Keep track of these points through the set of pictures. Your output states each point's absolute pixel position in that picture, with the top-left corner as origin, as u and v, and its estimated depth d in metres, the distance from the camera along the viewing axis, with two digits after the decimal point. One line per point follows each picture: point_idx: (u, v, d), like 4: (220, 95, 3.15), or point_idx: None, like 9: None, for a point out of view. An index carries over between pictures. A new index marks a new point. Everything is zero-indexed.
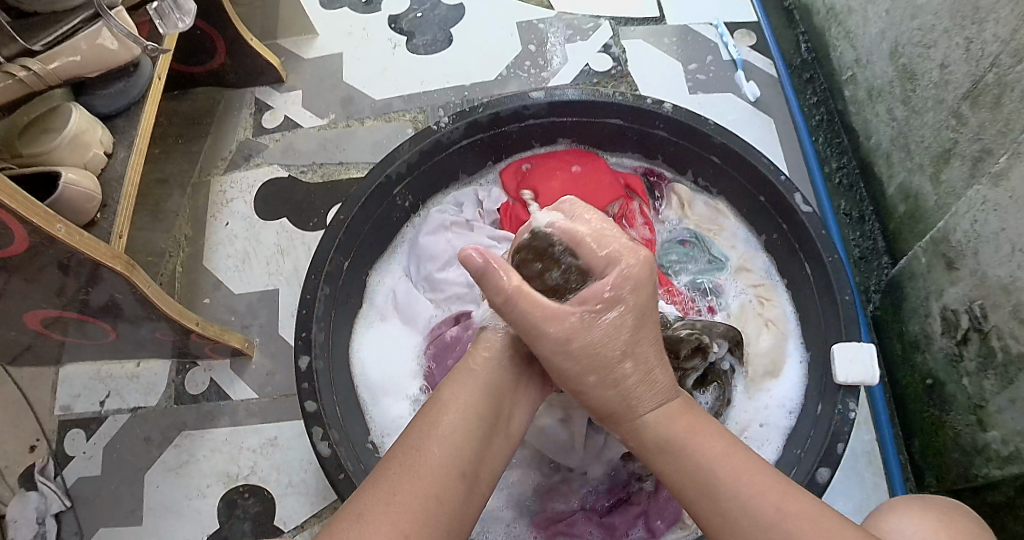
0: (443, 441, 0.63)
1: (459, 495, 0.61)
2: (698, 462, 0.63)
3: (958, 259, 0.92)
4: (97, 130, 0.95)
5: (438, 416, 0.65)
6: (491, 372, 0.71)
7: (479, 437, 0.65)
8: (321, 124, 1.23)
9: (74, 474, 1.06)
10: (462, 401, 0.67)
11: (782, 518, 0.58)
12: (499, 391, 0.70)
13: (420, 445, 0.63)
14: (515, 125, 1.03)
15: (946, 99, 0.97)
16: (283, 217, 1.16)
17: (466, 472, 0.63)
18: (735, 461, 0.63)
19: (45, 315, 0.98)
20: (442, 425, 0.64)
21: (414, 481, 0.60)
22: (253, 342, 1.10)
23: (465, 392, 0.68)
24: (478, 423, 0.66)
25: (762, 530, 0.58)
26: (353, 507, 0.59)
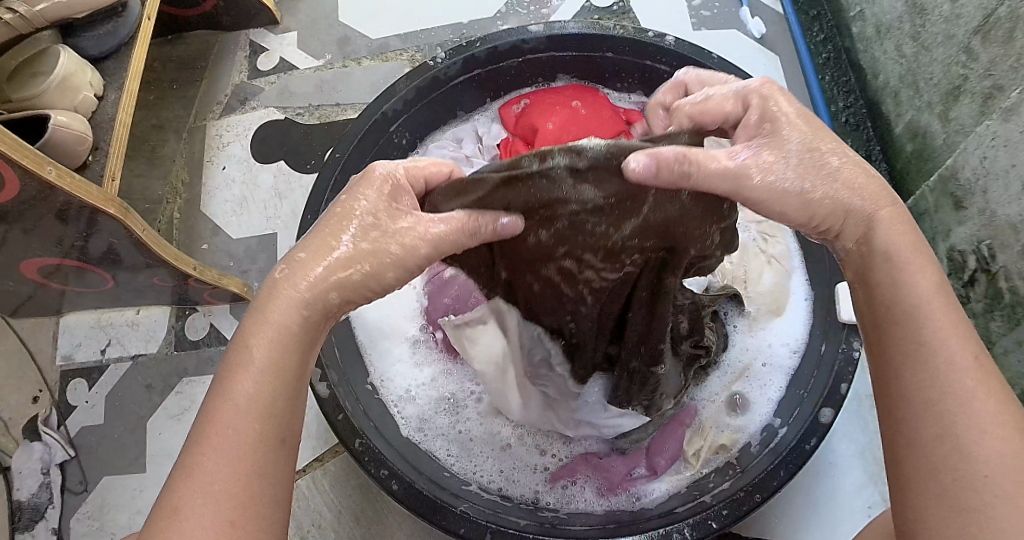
0: (243, 410, 0.53)
1: (272, 464, 0.53)
2: (916, 295, 0.55)
3: (967, 198, 0.90)
4: (85, 71, 0.93)
5: (237, 378, 0.54)
6: (298, 318, 0.57)
7: (286, 396, 0.55)
8: (317, 65, 1.18)
9: (77, 424, 1.06)
10: (266, 353, 0.55)
11: (976, 388, 0.51)
12: (307, 341, 0.58)
13: (219, 411, 0.53)
14: (514, 61, 1.00)
15: (957, 35, 0.94)
16: (280, 159, 1.14)
17: (287, 436, 0.54)
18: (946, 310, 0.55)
19: (43, 265, 0.97)
20: (238, 395, 0.53)
21: (230, 461, 0.51)
22: (252, 286, 1.09)
23: (276, 349, 0.56)
24: (284, 380, 0.55)
25: (945, 385, 0.52)
26: (172, 494, 0.51)
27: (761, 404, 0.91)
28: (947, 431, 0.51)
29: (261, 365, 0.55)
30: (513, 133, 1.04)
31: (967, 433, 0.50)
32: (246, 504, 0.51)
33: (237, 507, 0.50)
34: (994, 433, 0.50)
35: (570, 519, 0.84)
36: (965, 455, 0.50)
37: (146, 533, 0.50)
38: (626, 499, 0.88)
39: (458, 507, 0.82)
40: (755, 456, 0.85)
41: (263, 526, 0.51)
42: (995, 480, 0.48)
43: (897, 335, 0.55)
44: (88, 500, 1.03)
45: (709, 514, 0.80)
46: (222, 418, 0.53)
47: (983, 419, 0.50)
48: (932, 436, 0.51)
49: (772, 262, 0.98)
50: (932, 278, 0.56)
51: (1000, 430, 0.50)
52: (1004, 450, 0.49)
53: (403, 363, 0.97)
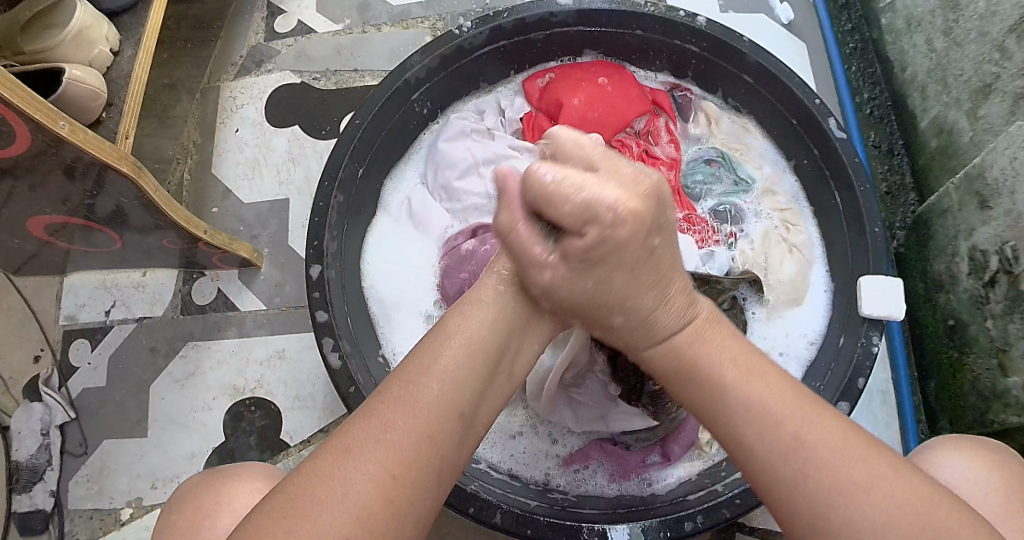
0: (442, 377, 0.54)
1: (454, 439, 0.53)
2: (716, 373, 0.55)
3: (992, 198, 0.89)
4: (102, 25, 0.90)
5: (440, 348, 0.55)
6: (499, 317, 0.59)
7: (482, 380, 0.56)
8: (335, 29, 1.15)
9: (78, 385, 1.04)
10: (467, 332, 0.57)
11: (802, 428, 0.52)
12: (508, 333, 0.59)
13: (417, 372, 0.54)
14: (540, 34, 0.98)
15: (993, 32, 0.92)
16: (295, 124, 1.11)
17: (467, 415, 0.54)
18: (748, 368, 0.55)
19: (50, 222, 0.94)
20: (441, 362, 0.54)
21: (415, 413, 0.52)
22: (262, 253, 1.07)
23: (475, 330, 0.57)
24: (479, 368, 0.55)
25: (783, 433, 0.52)
26: (346, 435, 0.52)
27: None
28: (801, 478, 0.51)
29: (463, 343, 0.56)
30: (536, 106, 1.03)
31: (827, 468, 0.50)
32: (415, 463, 0.50)
33: (405, 462, 0.50)
34: (845, 459, 0.51)
35: (580, 502, 0.84)
36: (829, 491, 0.50)
37: (312, 468, 0.50)
38: (637, 485, 0.87)
39: (469, 485, 0.81)
40: None
41: (421, 492, 0.50)
42: (860, 511, 0.49)
43: (712, 401, 0.55)
44: (89, 463, 1.02)
45: (721, 502, 0.79)
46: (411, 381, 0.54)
47: (835, 449, 0.51)
48: (799, 477, 0.51)
49: (801, 252, 0.96)
50: (738, 369, 0.55)
51: (852, 457, 0.51)
52: (840, 463, 0.50)
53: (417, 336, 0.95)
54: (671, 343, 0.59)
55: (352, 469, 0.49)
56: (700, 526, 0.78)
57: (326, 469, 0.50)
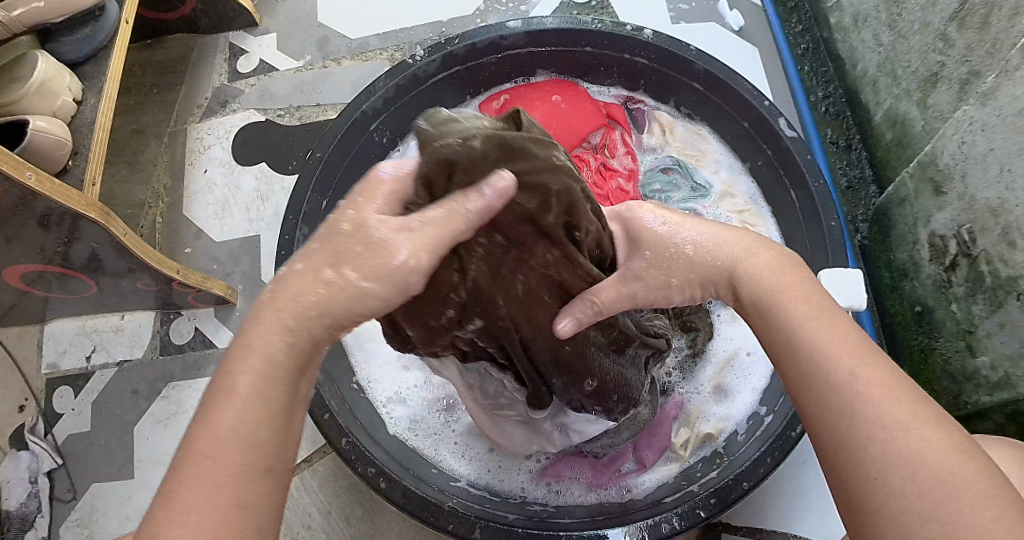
0: (226, 441, 0.48)
1: (264, 495, 0.48)
2: (790, 313, 0.56)
3: (946, 183, 0.90)
4: (64, 76, 0.92)
5: (223, 403, 0.49)
6: (290, 348, 0.52)
7: (277, 423, 0.50)
8: (297, 66, 1.18)
9: (63, 432, 1.05)
10: (248, 380, 0.49)
11: (856, 381, 0.50)
12: (298, 366, 0.52)
13: (195, 443, 0.48)
14: (493, 57, 1.00)
15: (933, 22, 0.94)
16: (263, 161, 1.13)
17: (273, 467, 0.49)
18: (826, 325, 0.54)
19: (26, 272, 0.96)
20: (220, 424, 0.48)
21: (210, 491, 0.46)
22: (236, 288, 1.08)
23: (252, 375, 0.50)
24: (273, 411, 0.50)
25: (841, 390, 0.51)
26: (151, 525, 0.46)
27: (746, 393, 0.92)
28: (841, 442, 0.49)
29: (242, 392, 0.49)
30: None
31: (860, 435, 0.49)
32: (232, 536, 0.46)
33: None
34: (885, 423, 0.48)
35: (559, 512, 0.84)
36: (861, 456, 0.48)
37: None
38: (616, 493, 0.88)
39: (447, 502, 0.81)
40: (742, 446, 0.85)
41: None
42: (888, 480, 0.47)
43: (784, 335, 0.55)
44: (77, 508, 1.02)
45: (697, 503, 0.79)
46: (208, 443, 0.48)
47: (882, 414, 0.49)
48: (836, 431, 0.50)
49: None
50: (807, 302, 0.56)
51: (899, 427, 0.48)
52: (886, 406, 0.49)
53: (391, 362, 0.96)
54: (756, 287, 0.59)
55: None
56: (676, 529, 0.78)
57: None
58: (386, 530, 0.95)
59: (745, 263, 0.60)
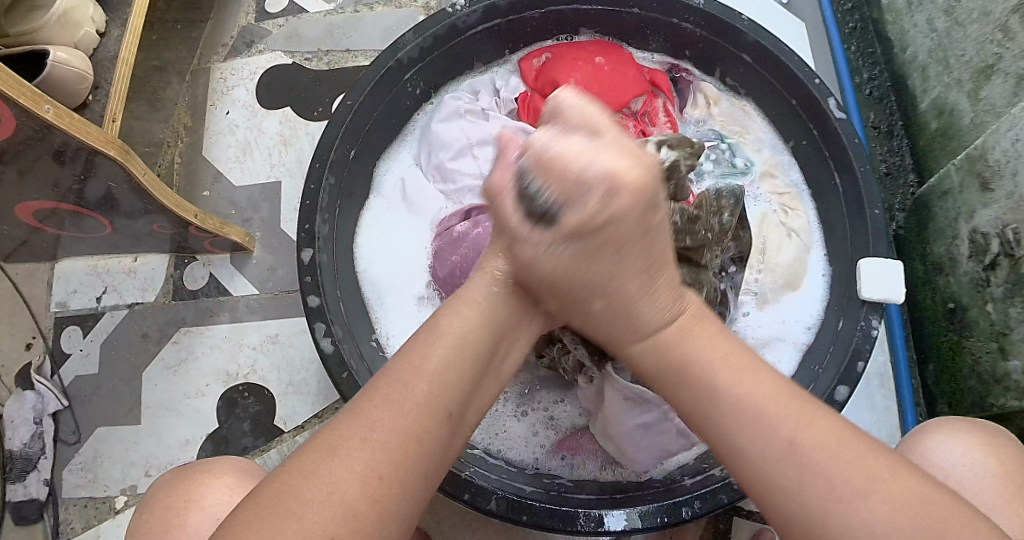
0: (431, 377, 0.52)
1: (442, 438, 0.51)
2: (700, 366, 0.53)
3: (994, 180, 0.87)
4: (88, 6, 0.87)
5: (429, 345, 0.53)
6: (495, 311, 0.57)
7: (471, 380, 0.54)
8: (327, 9, 1.13)
9: (71, 372, 1.03)
10: (455, 338, 0.54)
11: (780, 428, 0.50)
12: (502, 327, 0.57)
13: (405, 371, 0.52)
14: (535, 12, 0.96)
15: (996, 11, 0.90)
16: (287, 105, 1.09)
17: (453, 414, 0.52)
18: (755, 383, 0.52)
19: (39, 207, 0.92)
20: (430, 360, 0.53)
21: (399, 411, 0.50)
22: (254, 236, 1.06)
23: (467, 323, 0.55)
24: (469, 362, 0.54)
25: (762, 433, 0.50)
26: (328, 436, 0.50)
27: None
28: (790, 492, 0.49)
29: (446, 341, 0.54)
30: (532, 87, 1.00)
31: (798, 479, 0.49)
32: (403, 460, 0.49)
33: (390, 461, 0.49)
34: (847, 483, 0.48)
35: (576, 487, 0.83)
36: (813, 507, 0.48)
37: (295, 472, 0.49)
38: (633, 471, 0.87)
39: (465, 471, 0.80)
40: None
41: (410, 487, 0.50)
42: (846, 516, 0.47)
43: (697, 392, 0.52)
44: (82, 450, 1.00)
45: (720, 487, 0.78)
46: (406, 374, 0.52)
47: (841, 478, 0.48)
48: (768, 456, 0.50)
49: (804, 243, 0.95)
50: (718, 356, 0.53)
51: (847, 472, 0.48)
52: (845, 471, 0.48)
53: (410, 319, 0.93)
54: (657, 340, 0.55)
55: (341, 467, 0.48)
56: (696, 513, 0.78)
57: (314, 475, 0.49)
58: None
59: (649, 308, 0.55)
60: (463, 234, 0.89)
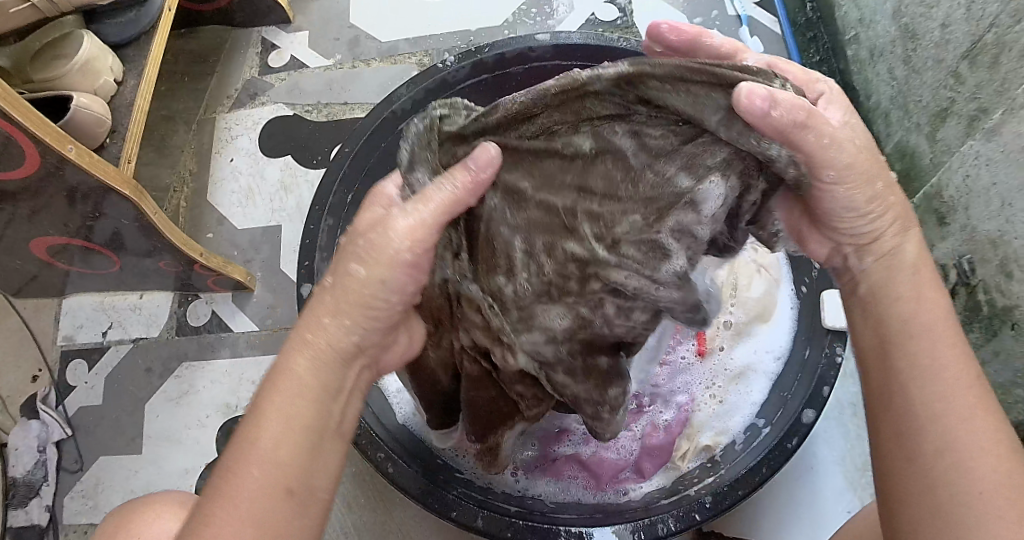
0: (258, 461, 0.52)
1: (288, 516, 0.52)
2: (918, 315, 0.57)
3: (950, 215, 0.93)
4: (106, 56, 0.92)
5: (259, 425, 0.54)
6: (316, 371, 0.56)
7: (305, 449, 0.54)
8: (327, 65, 1.21)
9: (75, 403, 1.05)
10: (283, 402, 0.54)
11: (960, 373, 0.54)
12: (327, 395, 0.56)
13: (235, 459, 0.53)
14: (518, 69, 1.03)
15: (946, 60, 0.95)
16: (288, 154, 1.16)
17: (294, 489, 0.53)
18: (945, 342, 0.55)
19: (52, 242, 0.97)
20: (259, 441, 0.53)
21: (233, 507, 0.51)
22: (255, 276, 1.10)
23: (293, 397, 0.55)
24: (303, 433, 0.54)
25: (947, 394, 0.53)
26: (185, 533, 0.52)
27: (744, 410, 0.93)
28: (945, 446, 0.52)
29: (281, 415, 0.54)
30: None
31: (952, 428, 0.52)
32: None
33: None
34: (977, 450, 0.51)
35: (557, 509, 0.86)
36: (962, 470, 0.51)
37: None
38: (613, 495, 0.90)
39: (449, 491, 0.83)
40: (737, 455, 0.87)
41: None
42: (974, 490, 0.50)
43: (908, 344, 0.56)
44: (84, 479, 1.02)
45: (692, 506, 0.82)
46: (243, 461, 0.53)
47: (973, 442, 0.52)
48: (923, 436, 0.53)
49: (763, 270, 0.99)
50: (935, 309, 0.57)
51: (989, 446, 0.52)
52: (985, 453, 0.51)
53: None
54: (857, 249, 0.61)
55: None
56: (671, 530, 0.80)
57: None
58: (387, 515, 0.97)
59: (903, 254, 0.60)
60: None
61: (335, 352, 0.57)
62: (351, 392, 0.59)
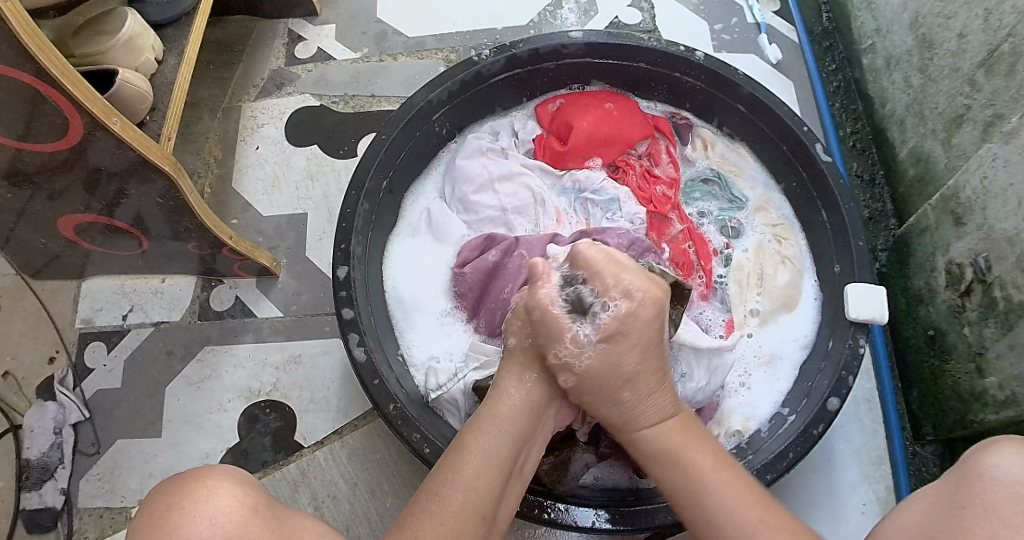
0: (464, 487, 0.64)
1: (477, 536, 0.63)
2: (689, 464, 0.69)
3: (966, 215, 0.97)
4: (149, 35, 0.92)
5: (463, 456, 0.67)
6: (512, 423, 0.71)
7: (500, 482, 0.66)
8: (354, 57, 1.23)
9: (93, 385, 1.04)
10: (486, 444, 0.68)
11: (742, 504, 0.64)
12: (515, 445, 0.69)
13: (444, 489, 0.64)
14: (552, 64, 1.05)
15: (963, 68, 1.01)
16: (314, 144, 1.17)
17: (488, 514, 0.64)
18: (728, 475, 0.67)
19: (81, 221, 0.96)
20: (464, 472, 0.65)
21: (435, 520, 0.62)
22: (280, 262, 1.10)
23: (489, 445, 0.68)
24: (499, 471, 0.67)
25: (719, 505, 0.65)
26: (399, 525, 0.63)
27: (770, 397, 0.95)
28: (731, 524, 0.63)
29: (486, 448, 0.67)
30: (547, 129, 1.08)
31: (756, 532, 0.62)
32: None
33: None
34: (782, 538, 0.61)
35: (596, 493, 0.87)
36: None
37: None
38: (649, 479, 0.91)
39: None
40: (766, 440, 0.89)
41: None
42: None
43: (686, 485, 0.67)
44: (100, 462, 1.01)
45: None
46: (445, 484, 0.64)
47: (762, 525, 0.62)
48: (724, 522, 0.64)
49: (789, 262, 1.02)
50: (714, 459, 0.69)
51: (757, 509, 0.64)
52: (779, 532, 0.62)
53: (432, 332, 0.97)
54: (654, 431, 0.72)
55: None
56: None
57: None
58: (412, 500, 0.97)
59: (647, 432, 0.72)
60: (497, 264, 0.94)
61: (524, 408, 0.72)
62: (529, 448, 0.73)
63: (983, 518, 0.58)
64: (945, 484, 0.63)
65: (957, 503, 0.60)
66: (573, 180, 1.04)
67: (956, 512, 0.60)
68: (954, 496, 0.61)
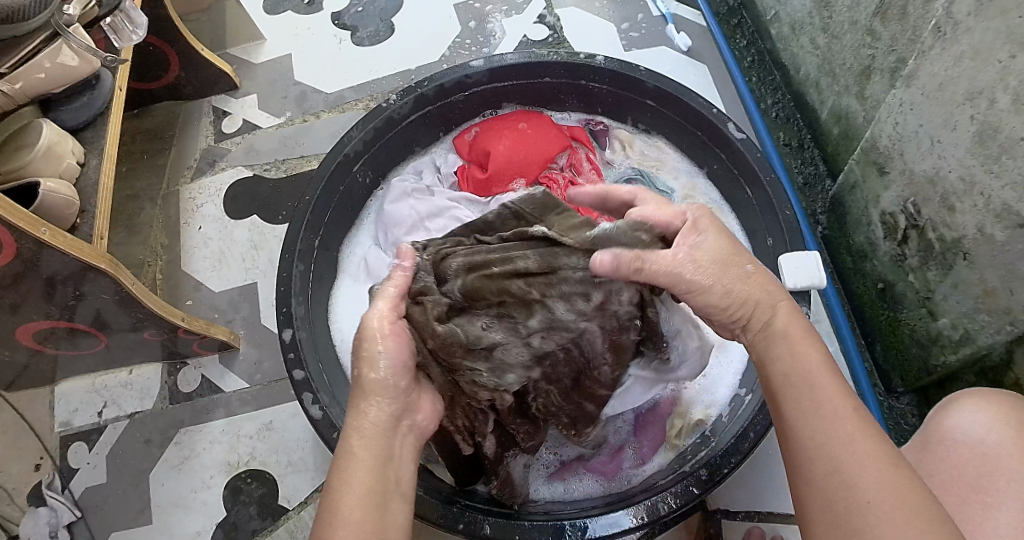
0: (347, 524, 0.59)
1: None
2: (797, 360, 0.64)
3: (888, 163, 0.97)
4: (67, 141, 0.96)
5: (339, 494, 0.61)
6: (372, 445, 0.65)
7: (379, 505, 0.61)
8: (279, 123, 1.26)
9: (80, 485, 1.06)
10: (357, 474, 0.62)
11: (855, 442, 0.58)
12: (380, 459, 0.64)
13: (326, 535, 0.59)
14: (460, 95, 1.08)
15: (860, 20, 1.01)
16: (253, 214, 1.20)
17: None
18: (833, 378, 0.62)
19: (37, 330, 0.99)
20: (341, 512, 0.60)
21: None
22: (238, 334, 1.13)
23: (357, 472, 0.63)
24: (372, 495, 0.62)
25: (839, 449, 0.58)
26: None
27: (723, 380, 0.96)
28: (834, 468, 0.58)
29: (356, 480, 0.62)
30: (469, 158, 1.11)
31: (857, 476, 0.56)
32: None
33: None
34: (879, 489, 0.55)
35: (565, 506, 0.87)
36: (853, 487, 0.56)
37: None
38: (619, 483, 0.92)
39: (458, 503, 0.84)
40: (726, 424, 0.89)
41: None
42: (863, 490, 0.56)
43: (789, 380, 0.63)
44: None
45: (690, 480, 0.83)
46: (328, 530, 0.59)
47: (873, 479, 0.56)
48: (824, 479, 0.58)
49: None
50: (819, 359, 0.64)
51: (873, 459, 0.57)
52: (878, 478, 0.56)
53: None
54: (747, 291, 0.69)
55: None
56: (673, 507, 0.82)
57: None
58: None
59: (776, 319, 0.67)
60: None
61: (376, 425, 0.66)
62: (402, 456, 0.67)
63: (958, 482, 0.69)
64: (912, 444, 0.75)
65: (926, 464, 0.72)
66: (500, 204, 1.05)
67: (927, 470, 0.71)
68: (920, 457, 0.73)
